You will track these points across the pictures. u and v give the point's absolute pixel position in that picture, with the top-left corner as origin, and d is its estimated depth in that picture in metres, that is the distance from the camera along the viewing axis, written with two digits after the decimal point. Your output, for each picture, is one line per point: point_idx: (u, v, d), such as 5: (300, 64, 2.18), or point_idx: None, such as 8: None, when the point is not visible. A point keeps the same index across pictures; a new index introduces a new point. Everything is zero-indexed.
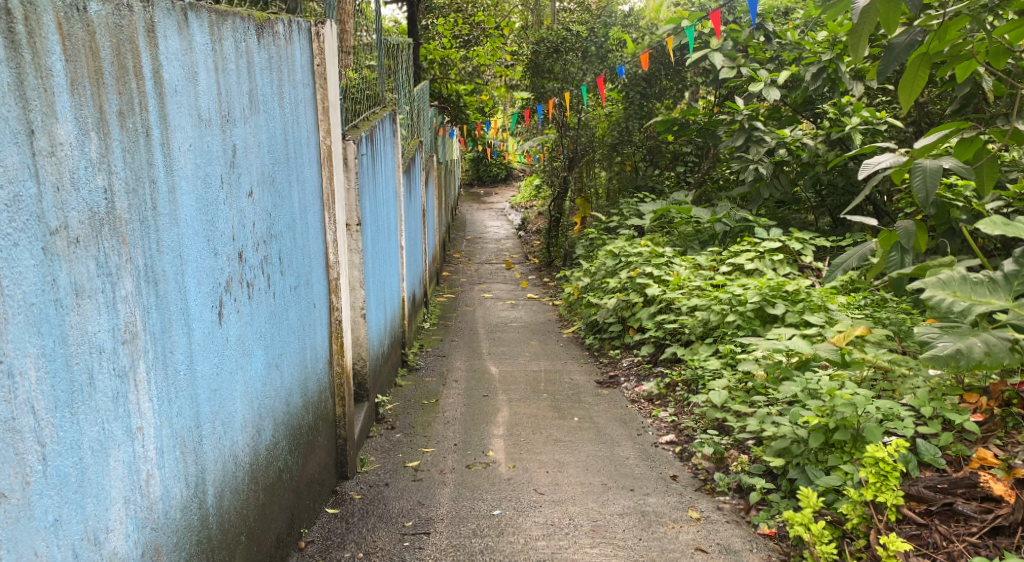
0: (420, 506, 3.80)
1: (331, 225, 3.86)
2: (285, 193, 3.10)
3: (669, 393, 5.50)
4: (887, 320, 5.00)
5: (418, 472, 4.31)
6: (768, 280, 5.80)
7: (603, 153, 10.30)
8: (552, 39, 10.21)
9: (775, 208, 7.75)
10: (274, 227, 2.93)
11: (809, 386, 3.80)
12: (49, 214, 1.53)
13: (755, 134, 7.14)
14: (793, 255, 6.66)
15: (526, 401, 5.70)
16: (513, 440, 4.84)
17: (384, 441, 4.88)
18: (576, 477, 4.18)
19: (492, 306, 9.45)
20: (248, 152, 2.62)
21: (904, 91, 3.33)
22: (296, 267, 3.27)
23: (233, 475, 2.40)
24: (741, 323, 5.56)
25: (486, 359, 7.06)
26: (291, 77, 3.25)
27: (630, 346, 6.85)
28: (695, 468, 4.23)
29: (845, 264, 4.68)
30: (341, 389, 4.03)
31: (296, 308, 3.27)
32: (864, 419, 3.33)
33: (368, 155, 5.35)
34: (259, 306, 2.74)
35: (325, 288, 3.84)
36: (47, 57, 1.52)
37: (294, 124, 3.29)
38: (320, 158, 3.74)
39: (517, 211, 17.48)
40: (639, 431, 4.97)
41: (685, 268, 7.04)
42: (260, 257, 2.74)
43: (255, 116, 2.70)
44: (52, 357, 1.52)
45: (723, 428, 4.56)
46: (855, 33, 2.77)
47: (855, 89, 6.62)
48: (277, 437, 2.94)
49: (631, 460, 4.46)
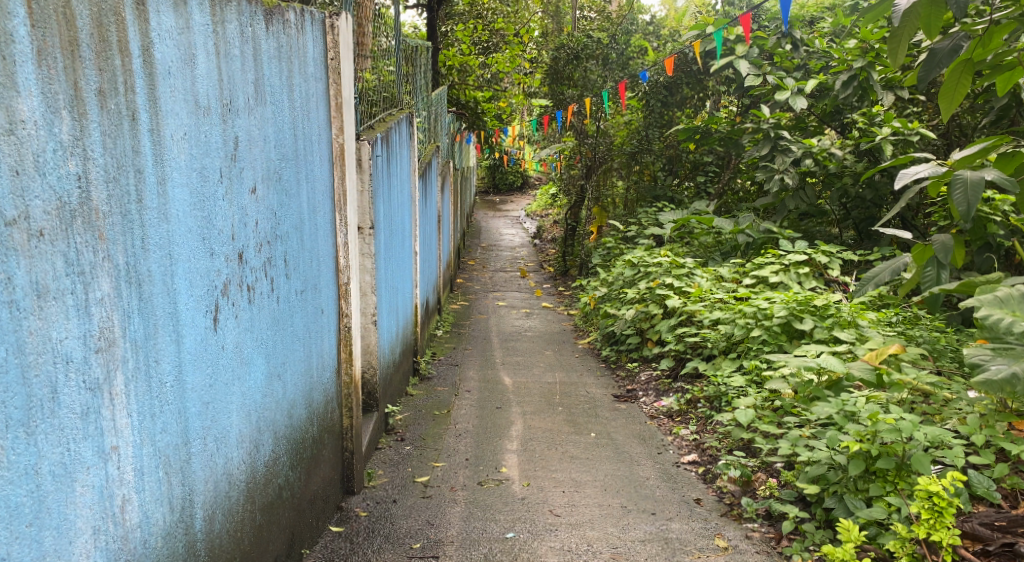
0: (428, 527, 3.60)
1: (342, 227, 3.67)
2: (292, 191, 2.90)
3: (690, 410, 5.29)
4: (921, 338, 4.86)
5: (427, 488, 4.11)
6: (796, 294, 5.53)
7: (621, 162, 10.07)
8: (572, 45, 9.91)
9: (798, 220, 7.46)
10: (280, 227, 2.74)
11: (845, 407, 3.57)
12: (5, 202, 1.33)
13: (782, 143, 6.89)
14: (819, 268, 6.36)
15: (540, 414, 5.49)
16: (527, 455, 4.63)
17: (393, 454, 4.69)
18: (594, 498, 3.97)
19: (506, 314, 9.25)
20: (251, 145, 2.43)
21: (943, 100, 3.07)
22: (303, 270, 3.08)
23: (227, 496, 2.20)
24: (767, 338, 5.33)
25: (499, 369, 6.85)
26: (302, 69, 3.06)
27: (649, 359, 6.63)
28: (720, 492, 4.02)
29: (877, 277, 4.42)
30: (349, 400, 3.84)
31: (302, 313, 3.07)
32: (910, 446, 3.10)
33: (382, 156, 5.17)
34: (261, 311, 2.54)
35: (334, 293, 3.64)
36: (7, 21, 1.33)
37: (304, 119, 3.10)
38: (332, 157, 3.55)
39: (533, 220, 17.30)
40: (659, 450, 4.75)
41: (706, 279, 6.82)
42: (263, 258, 2.55)
43: (261, 108, 2.51)
44: (4, 369, 1.33)
45: (750, 450, 4.33)
46: (896, 38, 2.57)
47: (885, 98, 6.44)
48: (277, 452, 2.74)
49: (651, 481, 4.24)
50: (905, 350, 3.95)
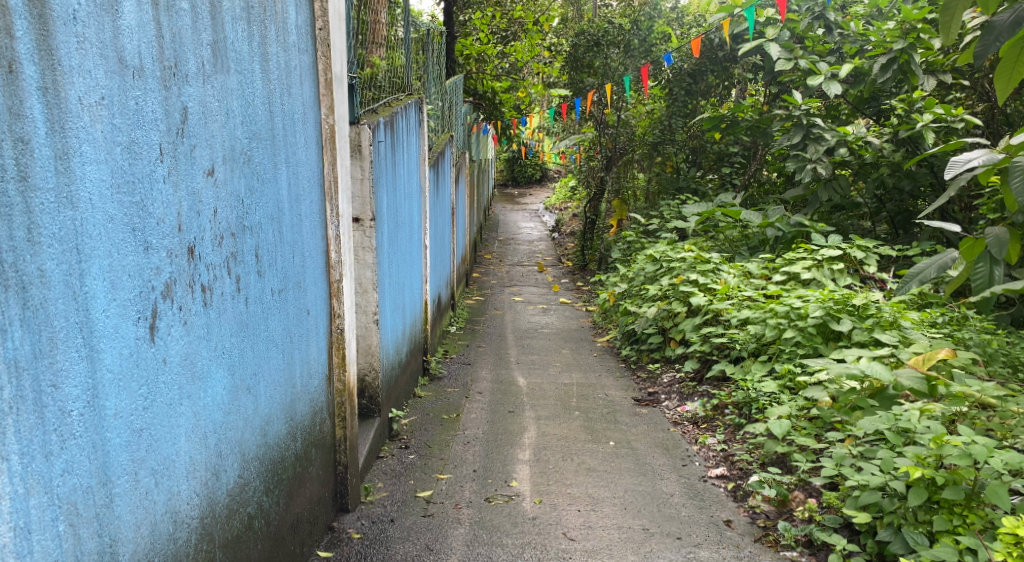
0: (427, 554, 3.24)
1: (333, 218, 3.29)
2: (266, 176, 2.52)
3: (717, 416, 4.89)
4: (970, 341, 4.45)
5: (429, 505, 3.74)
6: (833, 292, 5.09)
7: (643, 153, 9.68)
8: (591, 31, 9.46)
9: (830, 213, 7.01)
10: (248, 216, 2.36)
11: (899, 423, 3.19)
12: None
13: (815, 131, 6.41)
14: (854, 264, 5.93)
15: (556, 420, 5.09)
16: (540, 467, 4.25)
17: (395, 464, 4.31)
18: (613, 518, 3.59)
19: (522, 310, 8.86)
20: (207, 119, 2.05)
21: (998, 80, 2.43)
22: (282, 266, 2.71)
23: (170, 540, 1.82)
24: (801, 340, 4.89)
25: (514, 368, 6.47)
26: (280, 38, 2.68)
27: (671, 360, 6.22)
28: (752, 512, 3.63)
29: (922, 274, 3.92)
30: (342, 409, 3.46)
31: (280, 316, 2.69)
32: (983, 473, 2.69)
33: (386, 141, 4.78)
34: (222, 316, 2.16)
35: (324, 291, 3.27)
36: None
37: (284, 94, 2.72)
38: (321, 139, 3.18)
39: (551, 212, 16.88)
40: (684, 462, 4.34)
41: (733, 275, 6.38)
42: (224, 253, 2.17)
43: (220, 75, 2.13)
44: None
45: (785, 465, 3.90)
46: (949, 10, 2.37)
47: (926, 83, 5.95)
48: (247, 477, 2.36)
49: (676, 498, 3.84)
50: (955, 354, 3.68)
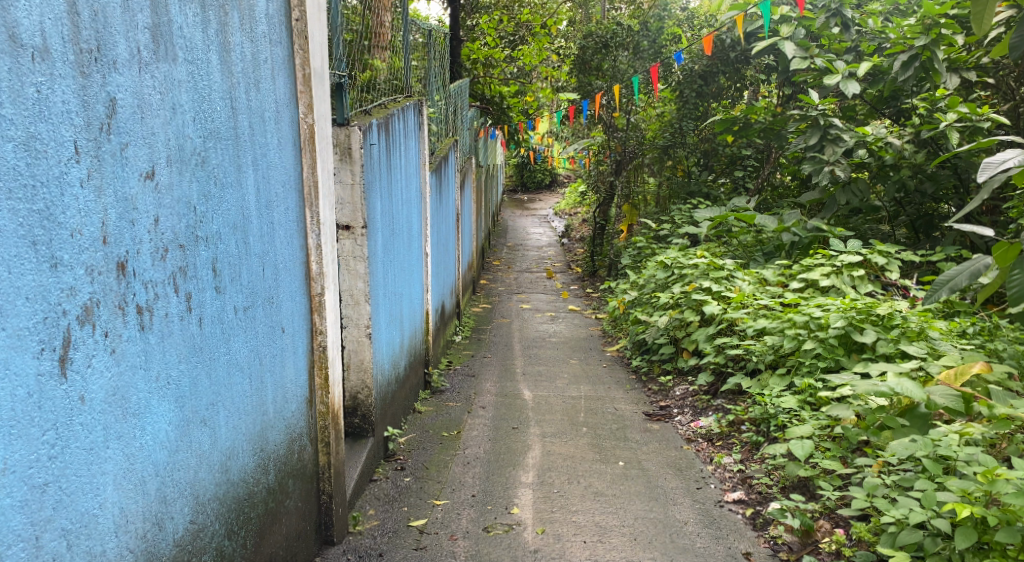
0: None
1: (314, 226, 3.01)
2: (225, 180, 2.23)
3: (732, 434, 4.58)
4: (1005, 352, 4.12)
5: (422, 535, 3.45)
6: (855, 301, 4.77)
7: (653, 157, 9.34)
8: (600, 33, 9.14)
9: (847, 217, 6.67)
10: (201, 225, 2.07)
11: (938, 449, 2.91)
12: None
13: (832, 132, 6.03)
14: (875, 270, 5.61)
15: (562, 437, 4.79)
16: (544, 491, 3.94)
17: (389, 487, 4.02)
18: (621, 552, 3.29)
19: (531, 318, 8.55)
20: (145, 113, 1.77)
21: None
22: (248, 281, 2.42)
23: None
24: (822, 352, 4.55)
25: (519, 381, 6.16)
26: (246, 26, 2.40)
27: (684, 371, 5.90)
28: (774, 543, 3.32)
29: (952, 281, 3.54)
30: (326, 434, 3.17)
31: (246, 336, 2.41)
32: None
33: (380, 144, 4.49)
34: (167, 340, 1.88)
35: (304, 306, 2.99)
36: None
37: (251, 88, 2.44)
38: (299, 140, 2.89)
39: (561, 218, 16.57)
40: (699, 484, 4.03)
41: (748, 282, 6.05)
42: (170, 268, 1.89)
43: (162, 63, 1.84)
44: None
45: (808, 490, 3.59)
46: None
47: (950, 81, 5.53)
48: (202, 521, 2.08)
49: (690, 527, 3.53)
50: (990, 370, 3.45)
